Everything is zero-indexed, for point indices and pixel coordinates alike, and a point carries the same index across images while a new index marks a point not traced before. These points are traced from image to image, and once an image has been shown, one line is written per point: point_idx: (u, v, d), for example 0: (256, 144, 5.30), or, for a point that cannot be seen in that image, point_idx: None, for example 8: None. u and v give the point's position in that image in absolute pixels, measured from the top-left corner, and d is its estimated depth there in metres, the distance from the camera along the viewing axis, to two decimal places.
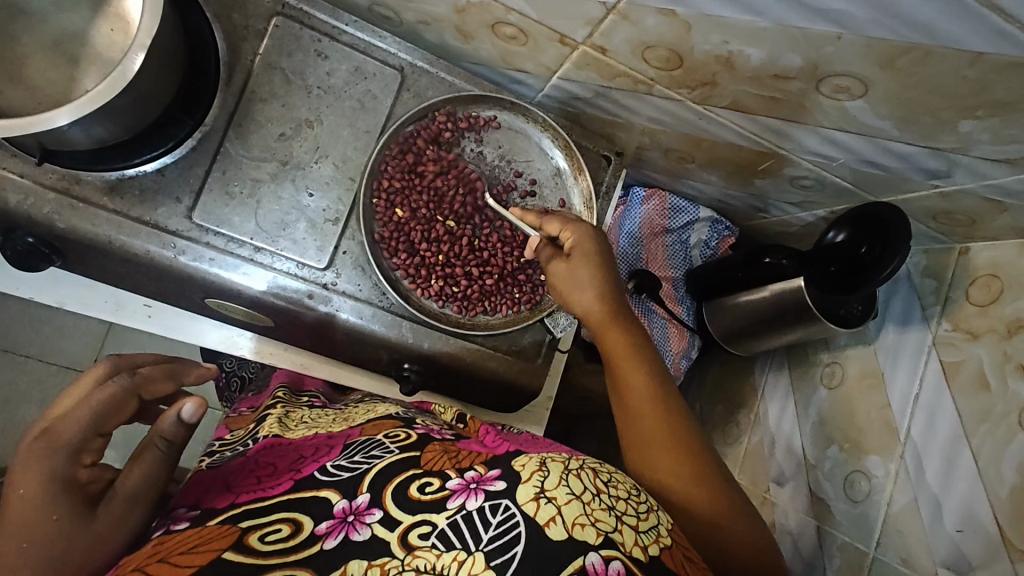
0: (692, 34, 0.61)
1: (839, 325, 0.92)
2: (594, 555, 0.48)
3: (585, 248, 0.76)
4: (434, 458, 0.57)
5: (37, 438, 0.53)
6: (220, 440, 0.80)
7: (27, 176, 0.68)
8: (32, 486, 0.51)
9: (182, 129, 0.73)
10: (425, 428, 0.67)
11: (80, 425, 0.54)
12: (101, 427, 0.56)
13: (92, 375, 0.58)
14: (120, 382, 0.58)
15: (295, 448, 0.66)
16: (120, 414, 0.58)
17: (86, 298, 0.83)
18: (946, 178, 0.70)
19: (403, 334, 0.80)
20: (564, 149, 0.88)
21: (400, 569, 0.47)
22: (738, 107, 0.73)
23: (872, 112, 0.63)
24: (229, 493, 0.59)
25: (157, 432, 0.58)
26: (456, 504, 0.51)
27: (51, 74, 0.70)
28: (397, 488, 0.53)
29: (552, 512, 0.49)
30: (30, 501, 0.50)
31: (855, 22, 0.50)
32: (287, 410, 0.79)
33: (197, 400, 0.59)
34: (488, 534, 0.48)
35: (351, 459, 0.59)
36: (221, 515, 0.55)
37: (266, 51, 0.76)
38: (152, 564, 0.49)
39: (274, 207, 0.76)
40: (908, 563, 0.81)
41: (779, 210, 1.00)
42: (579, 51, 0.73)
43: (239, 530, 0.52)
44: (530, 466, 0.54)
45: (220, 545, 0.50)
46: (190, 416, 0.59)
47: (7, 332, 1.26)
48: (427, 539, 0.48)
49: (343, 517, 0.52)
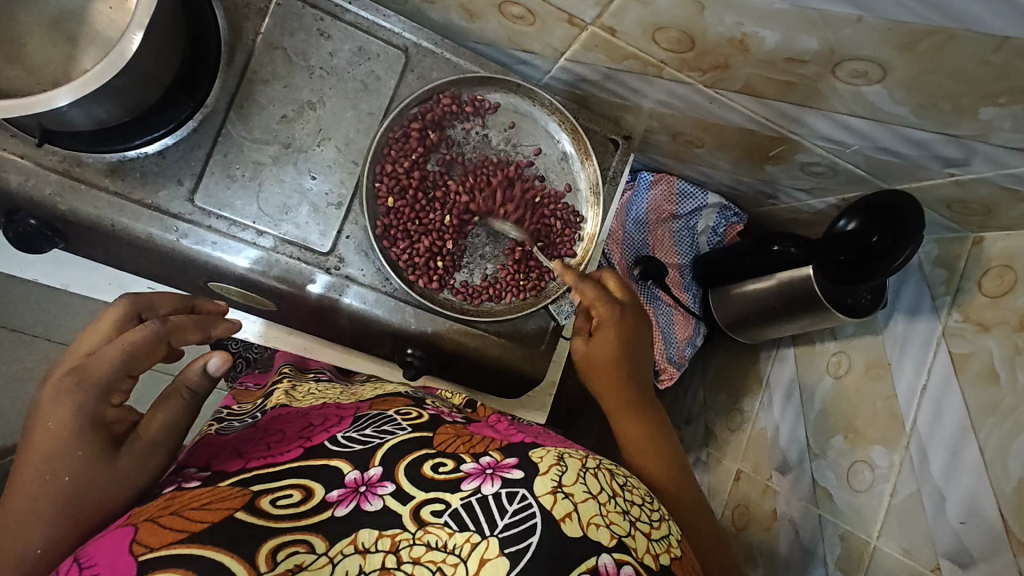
0: (705, 15, 0.59)
1: (846, 314, 0.91)
2: (606, 557, 0.49)
3: (608, 321, 0.78)
4: (446, 440, 0.57)
5: (68, 373, 0.54)
6: (227, 409, 0.81)
7: (28, 157, 0.68)
8: (60, 420, 0.52)
9: (182, 111, 0.72)
10: (435, 409, 0.67)
11: (112, 364, 0.55)
12: (132, 368, 0.56)
13: (114, 314, 0.61)
14: (152, 328, 0.58)
15: (304, 415, 0.67)
16: (149, 358, 0.58)
17: (89, 280, 0.83)
18: (963, 167, 0.68)
19: (406, 318, 0.80)
20: (571, 133, 0.86)
21: (411, 542, 0.47)
22: (750, 91, 0.71)
23: (890, 98, 0.61)
24: (239, 459, 0.58)
25: (184, 380, 0.61)
26: (472, 486, 0.51)
27: (50, 53, 0.68)
28: (410, 464, 0.53)
29: (568, 509, 0.50)
30: (57, 436, 0.52)
31: (876, 3, 0.48)
32: (295, 383, 0.81)
33: (223, 354, 0.61)
34: (504, 521, 0.49)
35: (362, 433, 0.59)
36: (232, 478, 0.53)
37: (268, 30, 0.75)
38: (165, 516, 0.48)
39: (276, 189, 0.75)
40: (909, 554, 0.81)
41: (789, 196, 0.98)
42: (588, 32, 0.71)
43: (251, 492, 0.50)
44: (548, 459, 0.54)
45: (232, 505, 0.49)
46: (215, 369, 0.62)
47: (11, 312, 1.26)
48: (440, 516, 0.49)
49: (355, 487, 0.51)
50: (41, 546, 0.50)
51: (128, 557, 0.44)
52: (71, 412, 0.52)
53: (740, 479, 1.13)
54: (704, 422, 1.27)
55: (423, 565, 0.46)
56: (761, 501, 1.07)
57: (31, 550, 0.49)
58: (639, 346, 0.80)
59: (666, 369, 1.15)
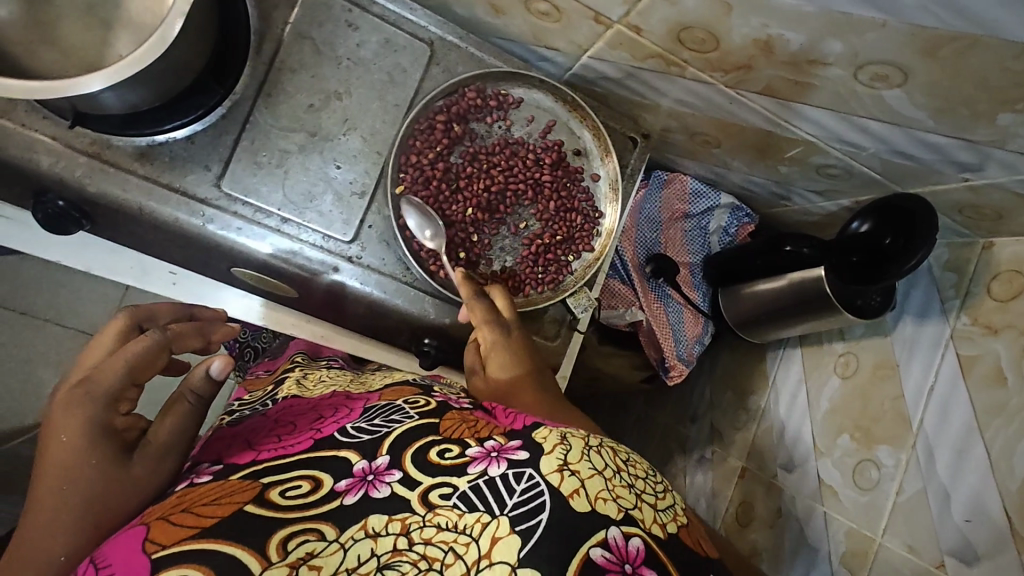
0: (732, 16, 0.60)
1: (856, 316, 0.92)
2: (615, 529, 0.50)
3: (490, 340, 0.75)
4: (452, 425, 0.58)
5: (75, 387, 0.55)
6: (238, 399, 0.82)
7: (59, 139, 0.69)
8: (73, 431, 0.52)
9: (211, 98, 0.73)
10: (442, 396, 0.67)
11: (117, 373, 0.56)
12: (137, 377, 0.58)
13: (115, 326, 0.62)
14: (153, 337, 0.60)
15: (314, 407, 0.68)
16: (153, 366, 0.60)
17: (110, 263, 0.83)
18: (978, 172, 0.70)
19: (425, 308, 0.82)
20: (592, 130, 0.87)
21: (422, 524, 0.48)
22: (771, 92, 0.72)
23: (910, 102, 0.62)
24: (250, 450, 0.59)
25: (188, 386, 0.61)
26: (478, 469, 0.52)
27: (83, 37, 0.70)
28: (417, 451, 0.54)
29: (576, 485, 0.51)
30: (71, 447, 0.52)
31: (905, 9, 0.49)
32: (305, 372, 0.81)
33: (224, 358, 0.62)
34: (513, 500, 0.50)
35: (370, 422, 0.59)
36: (244, 470, 0.55)
37: (297, 20, 0.76)
38: (176, 514, 0.49)
39: (302, 177, 0.76)
40: (914, 551, 0.83)
41: (802, 198, 1.00)
42: (613, 30, 0.72)
43: (261, 485, 0.52)
44: (552, 439, 0.55)
45: (241, 498, 0.50)
46: (218, 372, 0.62)
47: (23, 294, 1.27)
48: (448, 499, 0.49)
49: (362, 476, 0.52)
50: (65, 553, 0.50)
51: (142, 556, 0.45)
52: (82, 422, 0.53)
53: (745, 477, 1.15)
54: (709, 420, 1.28)
55: (435, 546, 0.47)
56: (766, 498, 1.09)
57: (56, 558, 0.49)
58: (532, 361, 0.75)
59: (674, 366, 1.15)
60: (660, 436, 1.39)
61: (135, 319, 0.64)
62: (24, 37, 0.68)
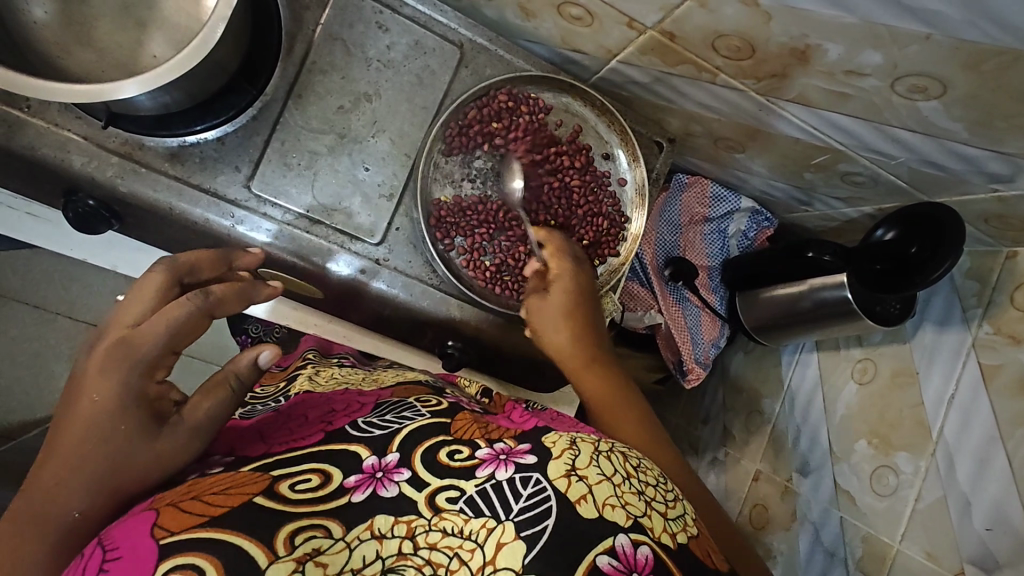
0: (771, 26, 0.60)
1: (877, 323, 0.92)
2: (623, 537, 0.48)
3: (563, 278, 0.78)
4: (464, 425, 0.57)
5: (115, 344, 0.51)
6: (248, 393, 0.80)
7: (92, 139, 0.69)
8: (107, 392, 0.49)
9: (243, 98, 0.73)
10: (455, 398, 0.67)
11: (158, 338, 0.52)
12: (176, 345, 0.53)
13: (155, 282, 0.56)
14: (195, 301, 0.55)
15: (327, 400, 0.66)
16: (193, 335, 0.55)
17: (138, 261, 0.83)
18: (1008, 183, 0.69)
19: (450, 310, 0.83)
20: (619, 135, 0.87)
21: (427, 528, 0.46)
22: (803, 100, 0.72)
23: (946, 114, 0.62)
24: (262, 444, 0.57)
25: (232, 369, 0.57)
26: (486, 473, 0.50)
27: (119, 37, 0.72)
28: (427, 451, 0.52)
29: (583, 491, 0.49)
30: (100, 409, 0.49)
31: (948, 23, 0.49)
32: (318, 369, 0.80)
33: (274, 349, 0.59)
34: (519, 505, 0.48)
35: (382, 418, 0.58)
36: (254, 463, 0.53)
37: (328, 21, 0.76)
38: (186, 501, 0.46)
39: (331, 179, 0.76)
40: (933, 558, 0.84)
41: (823, 204, 0.99)
42: (645, 36, 0.72)
43: (271, 477, 0.49)
44: (560, 444, 0.54)
45: (251, 489, 0.47)
46: (265, 362, 0.59)
47: (37, 289, 1.27)
48: (455, 503, 0.48)
49: (372, 472, 0.50)
50: (78, 510, 0.47)
51: (150, 541, 0.43)
52: (115, 385, 0.49)
53: (759, 479, 1.16)
54: (722, 422, 1.28)
55: (440, 552, 0.45)
56: (781, 502, 1.10)
57: (70, 513, 0.47)
58: (593, 314, 0.79)
59: (693, 369, 1.17)
60: (671, 437, 1.40)
61: (175, 274, 0.59)
62: (57, 37, 0.70)
